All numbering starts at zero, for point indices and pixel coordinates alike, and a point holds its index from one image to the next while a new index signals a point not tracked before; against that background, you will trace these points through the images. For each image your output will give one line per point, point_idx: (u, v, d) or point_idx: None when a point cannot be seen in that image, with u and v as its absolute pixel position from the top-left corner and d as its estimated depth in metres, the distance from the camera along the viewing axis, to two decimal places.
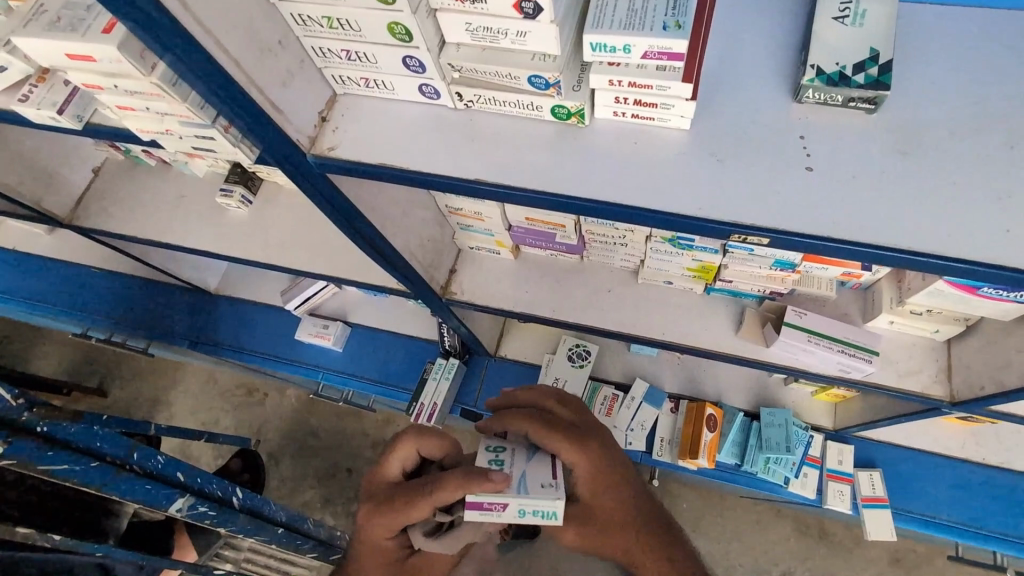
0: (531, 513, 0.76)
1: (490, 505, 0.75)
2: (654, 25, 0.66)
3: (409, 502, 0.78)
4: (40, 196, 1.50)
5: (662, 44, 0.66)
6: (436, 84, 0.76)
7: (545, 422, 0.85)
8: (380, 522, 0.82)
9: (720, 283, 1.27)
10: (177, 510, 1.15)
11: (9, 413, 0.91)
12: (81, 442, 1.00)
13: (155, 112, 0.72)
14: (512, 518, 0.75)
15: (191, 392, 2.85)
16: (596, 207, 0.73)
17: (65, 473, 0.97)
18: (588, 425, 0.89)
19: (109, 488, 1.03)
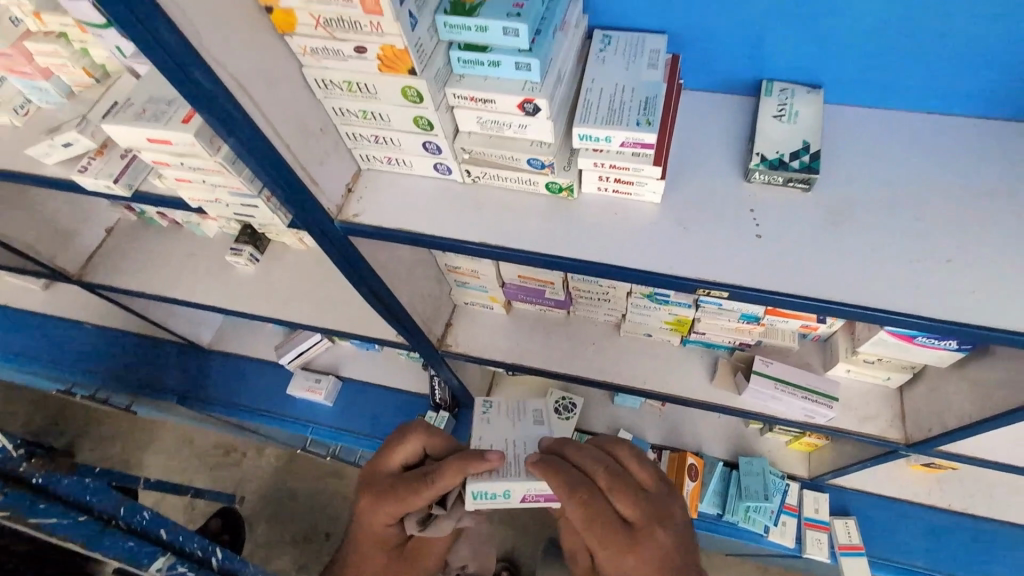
0: (497, 494, 0.99)
1: (537, 495, 1.00)
2: (629, 121, 0.82)
3: (414, 492, 0.99)
4: (55, 254, 1.58)
5: (636, 136, 0.81)
6: (449, 163, 0.90)
7: (589, 517, 0.91)
8: (383, 511, 1.02)
9: (694, 335, 1.40)
10: (157, 572, 1.02)
11: (9, 464, 1.01)
12: (71, 494, 1.04)
13: (209, 184, 0.84)
14: (513, 489, 0.99)
15: (168, 452, 2.79)
16: (583, 265, 0.86)
17: (50, 526, 0.96)
18: (645, 530, 0.91)
19: (90, 544, 0.98)
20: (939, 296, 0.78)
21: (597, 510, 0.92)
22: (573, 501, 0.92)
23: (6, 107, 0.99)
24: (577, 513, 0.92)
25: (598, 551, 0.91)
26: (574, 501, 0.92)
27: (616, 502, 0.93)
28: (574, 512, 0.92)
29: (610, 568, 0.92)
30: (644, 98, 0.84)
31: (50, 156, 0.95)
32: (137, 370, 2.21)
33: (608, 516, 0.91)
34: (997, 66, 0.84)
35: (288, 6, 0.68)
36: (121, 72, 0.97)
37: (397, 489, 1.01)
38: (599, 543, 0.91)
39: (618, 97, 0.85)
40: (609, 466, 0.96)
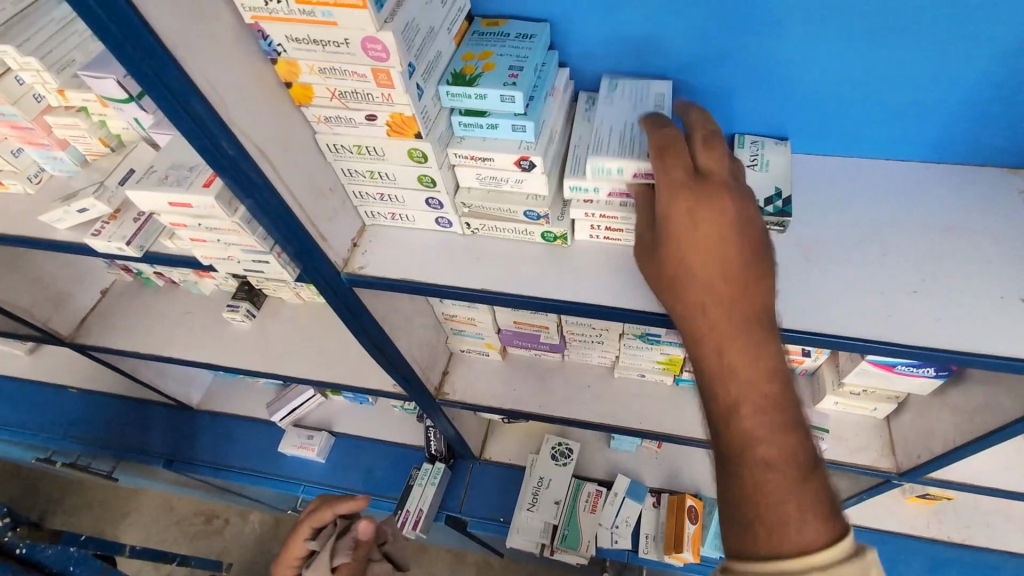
0: (610, 171, 0.86)
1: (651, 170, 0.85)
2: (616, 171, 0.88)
3: (297, 528, 1.34)
4: (49, 316, 1.58)
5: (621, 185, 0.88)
6: (450, 217, 0.96)
7: (691, 215, 0.75)
8: (287, 553, 1.35)
9: (686, 373, 1.44)
10: None
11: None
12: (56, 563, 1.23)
13: (222, 242, 0.90)
14: (627, 162, 0.84)
15: (146, 521, 2.66)
16: (579, 308, 0.91)
17: None
18: (748, 258, 0.73)
19: None
20: (909, 324, 0.85)
21: (704, 211, 0.75)
22: (681, 191, 0.77)
23: (21, 175, 1.04)
24: (673, 206, 0.76)
25: (676, 254, 0.76)
26: (679, 193, 0.76)
27: (731, 208, 0.74)
28: (667, 205, 0.77)
29: (688, 287, 0.75)
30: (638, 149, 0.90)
31: (64, 222, 0.99)
32: (122, 434, 2.15)
33: (716, 215, 0.74)
34: (943, 117, 0.95)
35: (306, 81, 0.75)
36: (136, 141, 1.03)
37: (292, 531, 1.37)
38: (686, 247, 0.75)
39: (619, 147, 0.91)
40: (718, 164, 0.79)
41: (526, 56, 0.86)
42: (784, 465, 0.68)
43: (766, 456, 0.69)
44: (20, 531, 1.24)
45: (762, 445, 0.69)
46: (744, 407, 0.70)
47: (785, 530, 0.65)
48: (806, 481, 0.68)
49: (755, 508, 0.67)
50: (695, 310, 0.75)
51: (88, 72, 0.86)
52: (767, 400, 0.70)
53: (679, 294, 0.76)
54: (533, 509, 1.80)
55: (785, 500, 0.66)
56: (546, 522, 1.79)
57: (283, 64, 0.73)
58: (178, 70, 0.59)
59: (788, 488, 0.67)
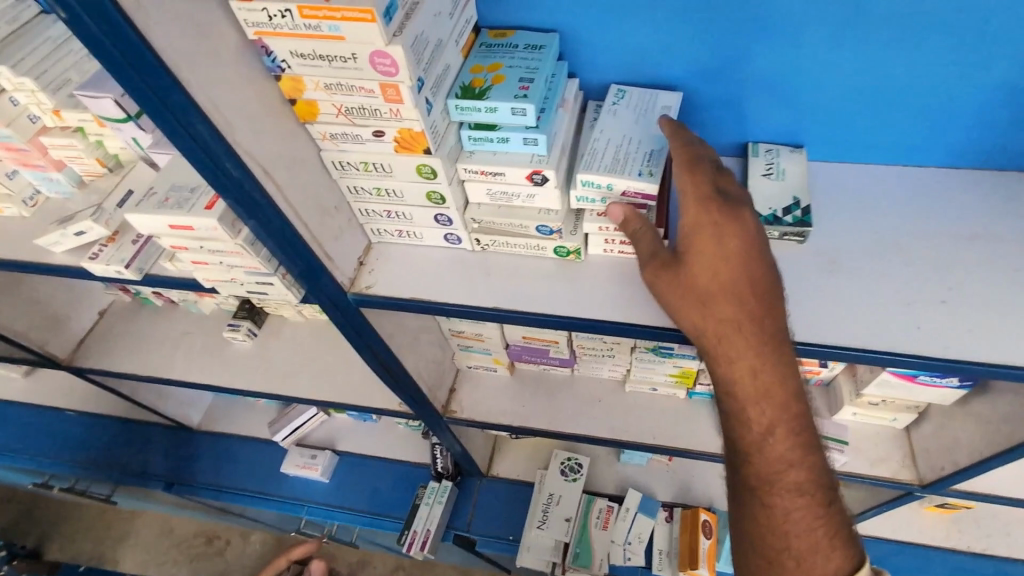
0: (598, 186, 0.85)
1: (636, 195, 0.84)
2: (631, 171, 0.84)
3: None
4: (46, 340, 1.54)
5: (637, 185, 0.83)
6: (459, 233, 0.93)
7: (723, 238, 0.75)
8: None
9: (699, 386, 1.40)
10: None
11: None
12: None
13: (225, 265, 0.87)
14: (618, 179, 0.83)
15: (145, 544, 2.60)
16: (594, 325, 0.88)
17: None
18: (774, 283, 0.76)
19: None
20: (939, 336, 0.82)
21: (736, 235, 0.75)
22: (709, 212, 0.77)
23: (15, 198, 1.01)
24: (698, 226, 0.76)
25: (707, 276, 0.76)
26: (707, 217, 0.76)
27: (751, 229, 0.76)
28: (695, 227, 0.77)
29: (720, 312, 0.76)
30: (648, 148, 0.88)
31: (60, 246, 0.96)
32: (121, 456, 2.10)
33: (747, 241, 0.76)
34: (963, 121, 0.92)
35: (311, 97, 0.72)
36: (134, 160, 1.00)
37: None
38: (720, 270, 0.75)
39: (624, 147, 0.88)
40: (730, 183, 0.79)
41: (536, 67, 0.84)
42: (810, 488, 0.76)
43: (796, 482, 0.76)
44: None
45: (790, 471, 0.77)
46: (777, 429, 0.77)
47: (813, 556, 0.75)
48: (829, 503, 0.77)
49: (787, 533, 0.76)
50: (728, 335, 0.76)
51: (85, 92, 0.83)
52: (795, 427, 0.77)
53: (709, 317, 0.76)
54: (544, 527, 1.75)
55: (812, 524, 0.76)
56: (556, 539, 1.74)
57: (287, 80, 0.70)
58: (180, 90, 0.56)
59: (814, 512, 0.76)
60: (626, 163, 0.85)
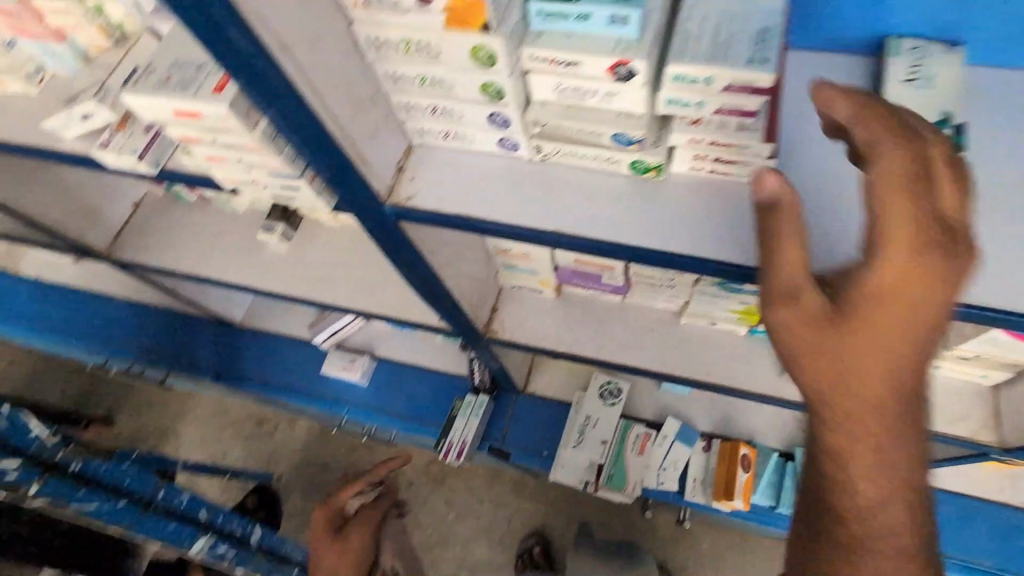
0: (694, 81, 0.66)
1: (742, 88, 0.66)
2: (738, 57, 0.64)
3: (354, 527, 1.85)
4: (82, 230, 1.50)
5: (746, 77, 0.64)
6: (517, 138, 0.77)
7: (915, 302, 0.53)
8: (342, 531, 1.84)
9: (764, 325, 1.27)
10: (198, 549, 1.40)
11: (50, 451, 1.21)
12: (111, 479, 1.30)
13: (244, 164, 0.76)
14: (719, 72, 0.64)
15: (200, 421, 2.78)
16: (675, 260, 0.73)
17: (96, 512, 1.19)
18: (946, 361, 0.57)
19: (135, 526, 1.27)
20: None
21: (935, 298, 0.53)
22: (930, 257, 0.52)
23: (19, 73, 0.89)
24: (885, 276, 0.52)
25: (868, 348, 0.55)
26: (912, 263, 0.52)
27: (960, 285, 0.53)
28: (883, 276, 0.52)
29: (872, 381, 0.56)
30: (759, 29, 0.66)
31: (69, 130, 0.86)
32: (171, 345, 2.17)
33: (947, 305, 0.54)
34: None
35: None
36: (140, 32, 0.87)
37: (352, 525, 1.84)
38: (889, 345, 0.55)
39: (725, 26, 0.67)
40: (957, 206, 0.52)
41: None
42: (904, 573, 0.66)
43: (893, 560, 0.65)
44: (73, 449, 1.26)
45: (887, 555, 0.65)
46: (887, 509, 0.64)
47: None
48: None
49: None
50: (869, 415, 0.59)
51: None
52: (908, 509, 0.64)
53: (859, 382, 0.57)
54: (579, 447, 1.74)
55: None
56: (591, 461, 1.72)
57: None
58: None
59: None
60: (732, 48, 0.65)
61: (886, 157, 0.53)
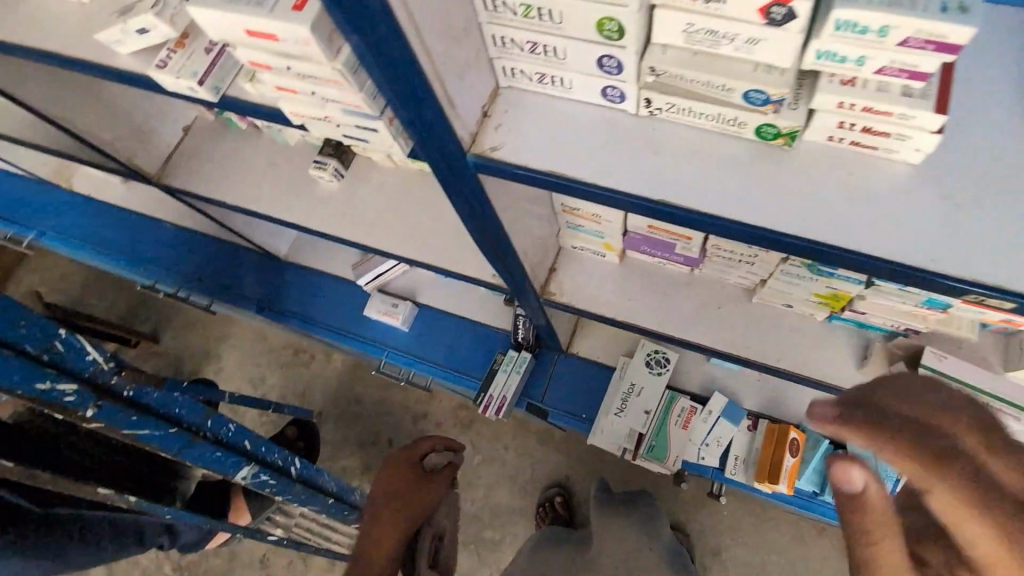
0: (864, 33, 0.55)
1: (923, 44, 0.54)
2: (926, 4, 0.53)
3: (422, 492, 1.31)
4: (133, 152, 1.45)
5: (933, 29, 0.53)
6: (625, 88, 0.67)
7: None
8: (398, 500, 1.26)
9: (847, 312, 1.17)
10: (243, 476, 1.40)
11: (103, 375, 1.12)
12: (162, 407, 1.23)
13: (318, 98, 0.70)
14: (902, 20, 0.53)
15: (241, 346, 2.84)
16: (798, 245, 0.65)
17: (147, 437, 1.19)
18: None
19: (183, 452, 1.26)
20: None
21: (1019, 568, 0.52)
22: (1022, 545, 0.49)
23: None
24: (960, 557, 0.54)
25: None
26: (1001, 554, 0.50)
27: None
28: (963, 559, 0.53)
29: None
30: None
31: (126, 45, 0.80)
32: (217, 272, 2.17)
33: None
34: None
35: None
36: None
37: (420, 487, 1.32)
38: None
39: None
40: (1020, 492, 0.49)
41: None
42: None
43: None
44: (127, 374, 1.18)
45: None
46: None
47: None
48: None
49: None
50: None
51: None
52: None
53: None
54: (621, 415, 1.71)
55: None
56: (631, 429, 1.70)
57: None
58: None
59: None
60: None
61: (947, 479, 0.49)
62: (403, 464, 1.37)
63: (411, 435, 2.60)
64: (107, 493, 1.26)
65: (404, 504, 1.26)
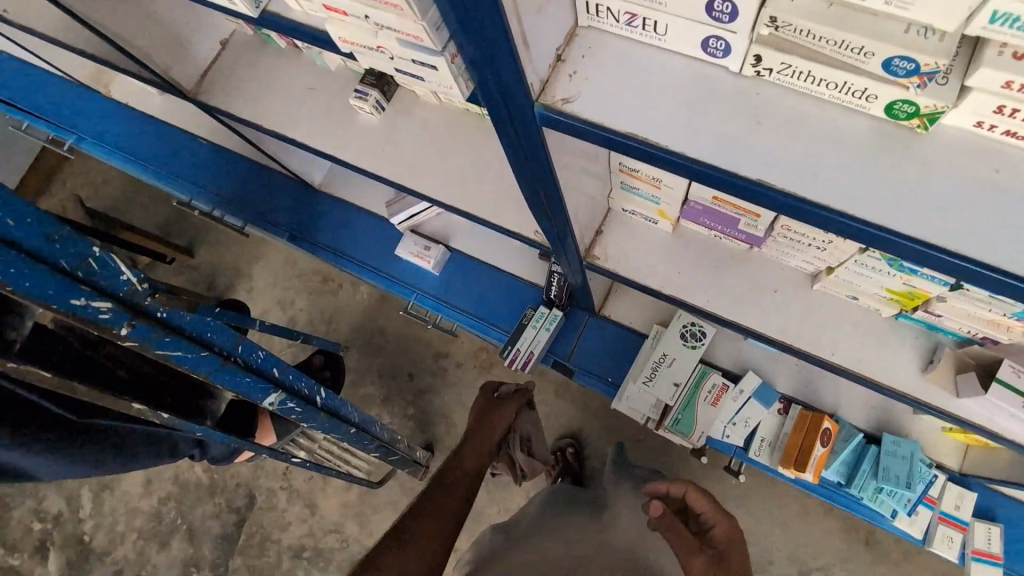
0: None
1: None
2: None
3: (490, 422, 1.57)
4: (169, 64, 1.38)
5: None
6: (733, 42, 0.62)
7: (733, 538, 1.14)
8: (473, 431, 1.57)
9: (920, 313, 1.06)
10: (269, 402, 1.36)
11: (137, 296, 1.03)
12: (194, 329, 1.15)
13: (373, 23, 0.64)
14: None
15: (271, 268, 2.86)
16: (900, 242, 0.59)
17: (179, 357, 1.13)
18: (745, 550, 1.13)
19: (213, 374, 1.21)
20: None
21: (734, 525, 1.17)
22: (723, 518, 1.17)
23: None
24: (720, 539, 1.14)
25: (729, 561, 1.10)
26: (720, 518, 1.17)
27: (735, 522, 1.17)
28: (726, 535, 1.14)
29: (731, 552, 1.11)
30: None
31: None
32: (249, 195, 2.13)
33: (737, 542, 1.13)
34: None
35: None
36: None
37: (488, 415, 1.58)
38: (735, 545, 1.13)
39: None
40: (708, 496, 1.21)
41: None
42: None
43: None
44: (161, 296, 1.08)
45: None
46: None
47: None
48: None
49: None
50: None
51: None
52: None
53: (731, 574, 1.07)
54: (649, 384, 1.66)
55: None
56: (659, 400, 1.66)
57: None
58: None
59: None
60: None
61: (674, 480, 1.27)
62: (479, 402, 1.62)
63: (432, 371, 2.63)
64: None
65: (474, 433, 1.56)
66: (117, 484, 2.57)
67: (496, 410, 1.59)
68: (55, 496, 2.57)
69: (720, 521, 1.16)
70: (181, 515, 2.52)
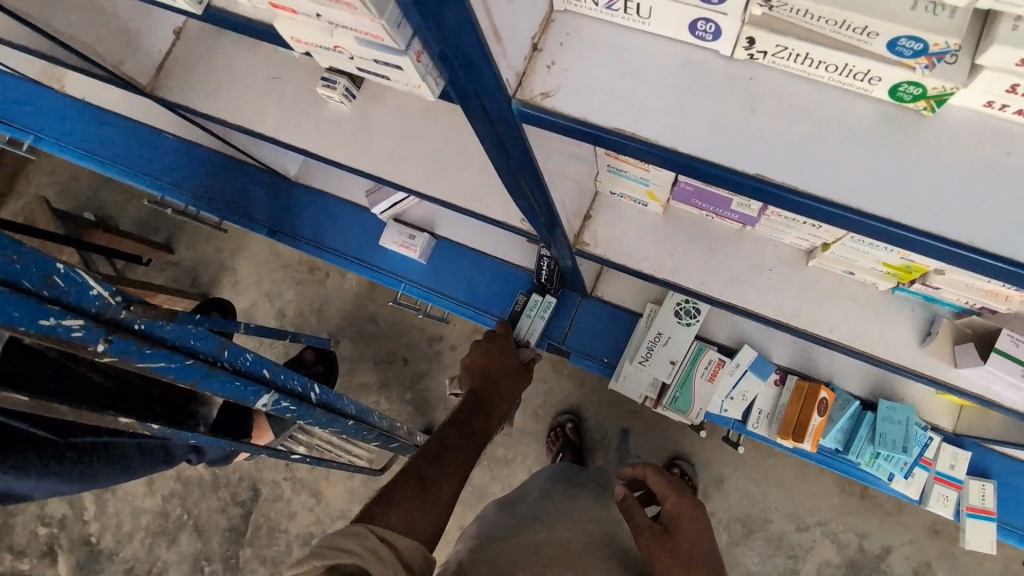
0: None
1: None
2: None
3: (516, 378, 1.49)
4: (121, 59, 1.29)
5: None
6: (724, 26, 0.58)
7: (687, 514, 1.08)
8: (505, 378, 1.46)
9: (916, 286, 1.05)
10: (263, 405, 1.21)
11: (109, 310, 0.86)
12: (176, 339, 0.98)
13: (326, 21, 0.60)
14: None
15: (255, 260, 2.78)
16: (909, 237, 0.56)
17: (164, 370, 0.97)
18: (702, 529, 1.07)
19: (202, 383, 1.05)
20: None
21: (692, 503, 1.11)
22: (676, 495, 1.11)
23: None
24: (671, 515, 1.09)
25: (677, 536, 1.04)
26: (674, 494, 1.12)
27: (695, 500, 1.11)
28: (678, 511, 1.09)
29: (682, 526, 1.06)
30: None
31: None
32: (225, 190, 2.05)
33: (691, 517, 1.08)
34: None
35: None
36: None
37: (517, 371, 1.51)
38: (687, 522, 1.07)
39: None
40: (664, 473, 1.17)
41: None
42: None
43: None
44: (137, 307, 0.92)
45: None
46: None
47: None
48: None
49: None
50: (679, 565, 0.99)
51: None
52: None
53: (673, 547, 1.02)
54: (645, 364, 1.65)
55: None
56: (656, 378, 1.65)
57: None
58: None
59: None
60: None
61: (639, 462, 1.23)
62: (504, 343, 1.56)
63: (427, 356, 2.61)
64: (131, 424, 1.16)
65: (501, 380, 1.45)
66: (118, 487, 2.55)
67: (521, 374, 1.53)
68: (58, 500, 2.55)
69: (671, 498, 1.11)
70: (187, 512, 2.52)
